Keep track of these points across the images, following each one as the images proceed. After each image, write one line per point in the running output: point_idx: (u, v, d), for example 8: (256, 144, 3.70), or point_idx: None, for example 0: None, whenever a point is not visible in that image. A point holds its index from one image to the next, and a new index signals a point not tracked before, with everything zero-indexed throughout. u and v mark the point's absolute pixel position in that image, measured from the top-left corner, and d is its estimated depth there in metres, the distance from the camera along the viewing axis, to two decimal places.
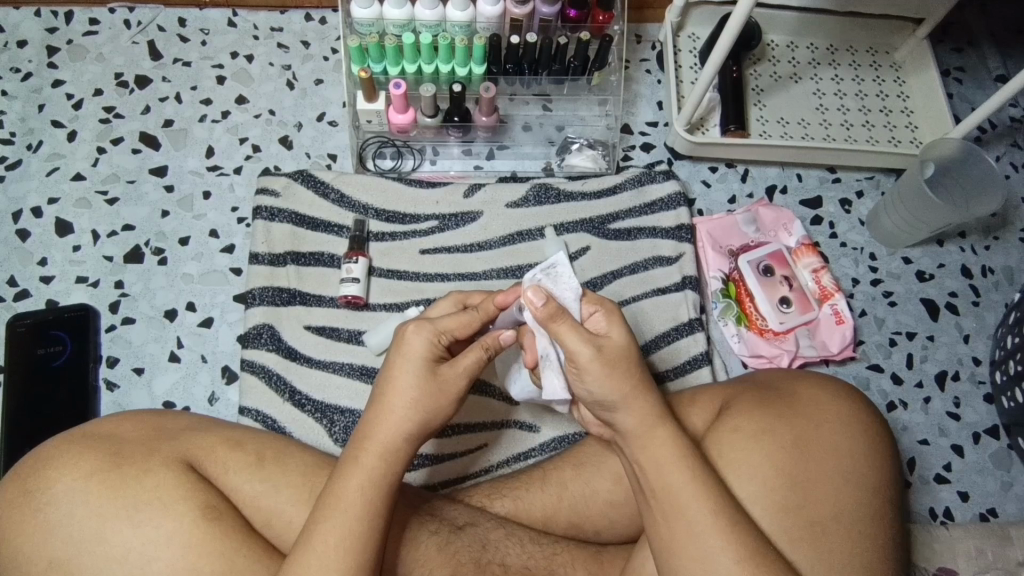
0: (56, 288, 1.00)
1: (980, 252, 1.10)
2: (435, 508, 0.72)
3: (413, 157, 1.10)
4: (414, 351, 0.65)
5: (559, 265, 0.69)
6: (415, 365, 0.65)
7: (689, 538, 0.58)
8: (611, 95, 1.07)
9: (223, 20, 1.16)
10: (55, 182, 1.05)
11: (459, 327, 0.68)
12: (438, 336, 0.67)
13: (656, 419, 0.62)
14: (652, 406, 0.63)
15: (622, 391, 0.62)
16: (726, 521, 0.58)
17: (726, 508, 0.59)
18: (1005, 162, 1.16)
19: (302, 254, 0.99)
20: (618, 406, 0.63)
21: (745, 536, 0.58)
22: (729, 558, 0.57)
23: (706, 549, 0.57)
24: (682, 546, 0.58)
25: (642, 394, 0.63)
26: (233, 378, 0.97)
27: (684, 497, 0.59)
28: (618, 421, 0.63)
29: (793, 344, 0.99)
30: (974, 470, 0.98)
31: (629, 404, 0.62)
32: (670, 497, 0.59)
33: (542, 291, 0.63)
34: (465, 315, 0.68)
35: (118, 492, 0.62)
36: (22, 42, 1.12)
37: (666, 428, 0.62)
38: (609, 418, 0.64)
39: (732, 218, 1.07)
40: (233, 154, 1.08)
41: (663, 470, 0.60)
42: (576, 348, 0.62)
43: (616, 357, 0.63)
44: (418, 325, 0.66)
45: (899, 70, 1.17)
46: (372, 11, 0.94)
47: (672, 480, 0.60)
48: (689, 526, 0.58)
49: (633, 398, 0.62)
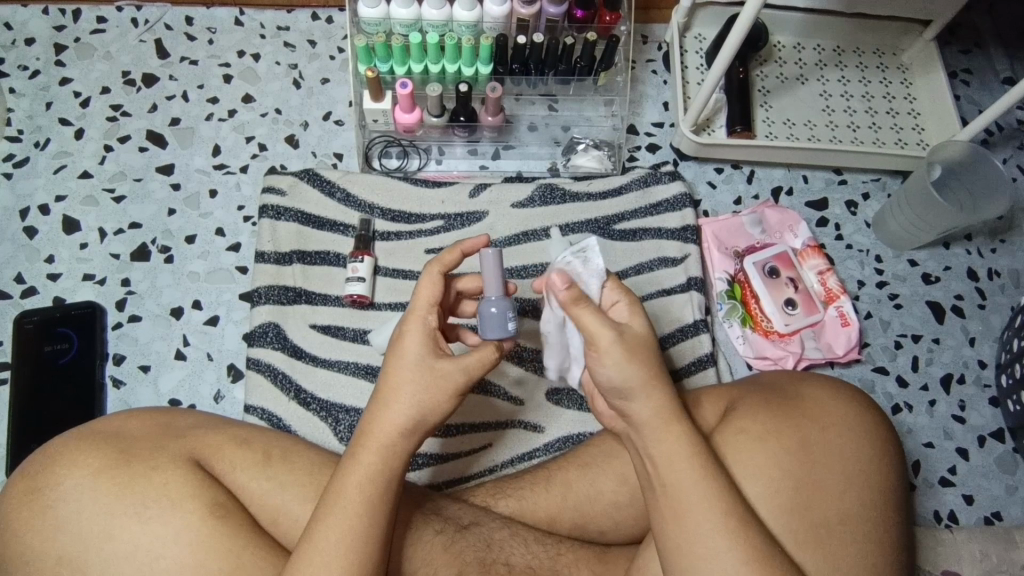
0: (63, 285, 1.00)
1: (986, 255, 1.10)
2: (440, 507, 0.72)
3: (418, 157, 1.10)
4: (421, 343, 0.65)
5: (590, 248, 0.69)
6: (417, 355, 0.64)
7: (698, 536, 0.58)
8: (617, 95, 1.07)
9: (230, 18, 1.16)
10: (62, 179, 1.06)
11: (434, 296, 0.67)
12: (428, 318, 0.66)
13: (672, 413, 0.62)
14: (667, 399, 0.63)
15: (642, 377, 0.62)
16: (735, 521, 0.58)
17: (735, 509, 0.59)
18: (1011, 165, 1.15)
19: (308, 252, 0.99)
20: (637, 393, 0.63)
21: (752, 537, 0.58)
22: (736, 557, 0.57)
23: (713, 548, 0.57)
24: (689, 546, 0.58)
25: (661, 383, 0.63)
26: (239, 377, 0.97)
27: (694, 495, 0.59)
28: (633, 413, 0.63)
29: (798, 347, 0.99)
30: (979, 472, 0.98)
31: (642, 394, 0.62)
32: (680, 494, 0.59)
33: (565, 276, 0.64)
34: (435, 277, 0.67)
35: (127, 488, 0.62)
36: (30, 40, 1.12)
37: (682, 425, 0.62)
38: (625, 407, 0.64)
39: (738, 219, 1.07)
40: (239, 153, 1.09)
41: (676, 466, 0.60)
42: (598, 331, 0.62)
43: (638, 344, 0.64)
44: (414, 320, 0.66)
45: (906, 72, 1.16)
46: (378, 11, 0.96)
47: (683, 478, 0.60)
48: (699, 525, 0.58)
49: (650, 387, 0.62)
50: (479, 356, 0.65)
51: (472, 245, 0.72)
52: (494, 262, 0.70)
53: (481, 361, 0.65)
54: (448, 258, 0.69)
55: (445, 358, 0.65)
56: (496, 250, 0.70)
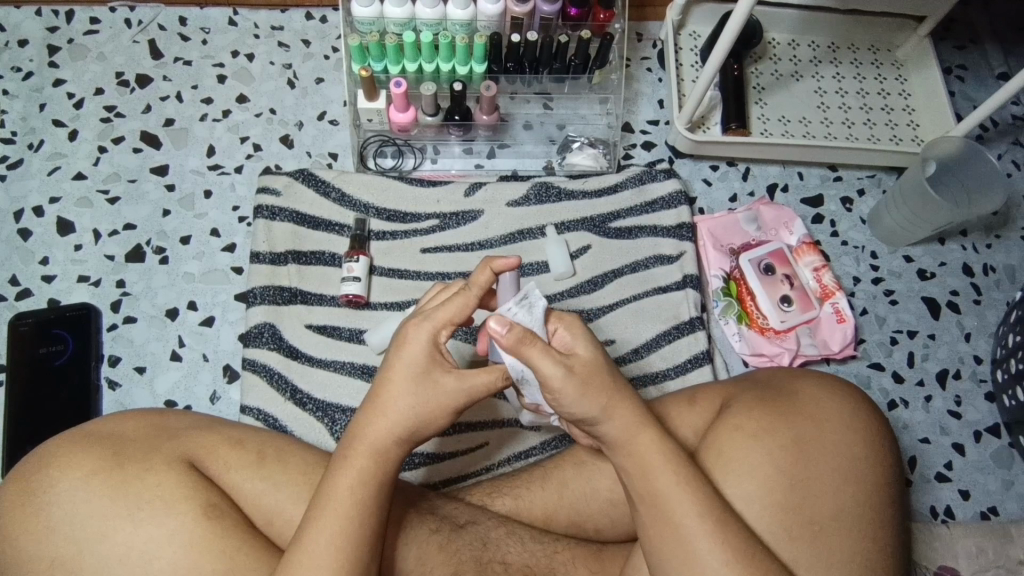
0: (57, 287, 1.00)
1: (981, 250, 1.10)
2: (436, 506, 0.72)
3: (413, 156, 1.10)
4: (418, 349, 0.64)
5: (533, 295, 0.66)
6: (418, 365, 0.63)
7: (679, 538, 0.58)
8: (611, 93, 1.07)
9: (223, 18, 1.16)
10: (56, 181, 1.05)
11: (457, 315, 0.65)
12: (439, 331, 0.65)
13: (642, 423, 0.62)
14: (635, 411, 0.62)
15: (601, 404, 0.61)
16: (715, 523, 0.58)
17: (715, 513, 0.59)
18: (1006, 160, 1.16)
19: (303, 252, 0.99)
20: (600, 418, 0.61)
21: (735, 538, 0.58)
22: (719, 559, 0.57)
23: (695, 552, 0.58)
24: (671, 549, 0.58)
25: (626, 397, 0.62)
26: (235, 377, 0.97)
27: (672, 500, 0.59)
28: (601, 430, 0.62)
29: (794, 343, 0.99)
30: (974, 468, 0.98)
31: (611, 413, 0.61)
32: (658, 499, 0.59)
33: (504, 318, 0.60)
34: (469, 302, 0.65)
35: (120, 491, 0.62)
36: (23, 42, 1.12)
37: (654, 432, 0.62)
38: (593, 429, 0.63)
39: (733, 217, 1.07)
40: (234, 153, 1.09)
41: (651, 474, 0.60)
42: (549, 373, 0.59)
43: (589, 372, 0.61)
44: (417, 321, 0.65)
45: (901, 68, 1.16)
46: (372, 10, 0.95)
47: (660, 484, 0.60)
48: (680, 529, 0.58)
49: (615, 405, 0.61)
50: (486, 379, 0.65)
51: (505, 263, 0.68)
52: (512, 288, 0.71)
53: (486, 383, 0.65)
54: (480, 280, 0.66)
55: (449, 372, 0.64)
56: (518, 276, 0.71)
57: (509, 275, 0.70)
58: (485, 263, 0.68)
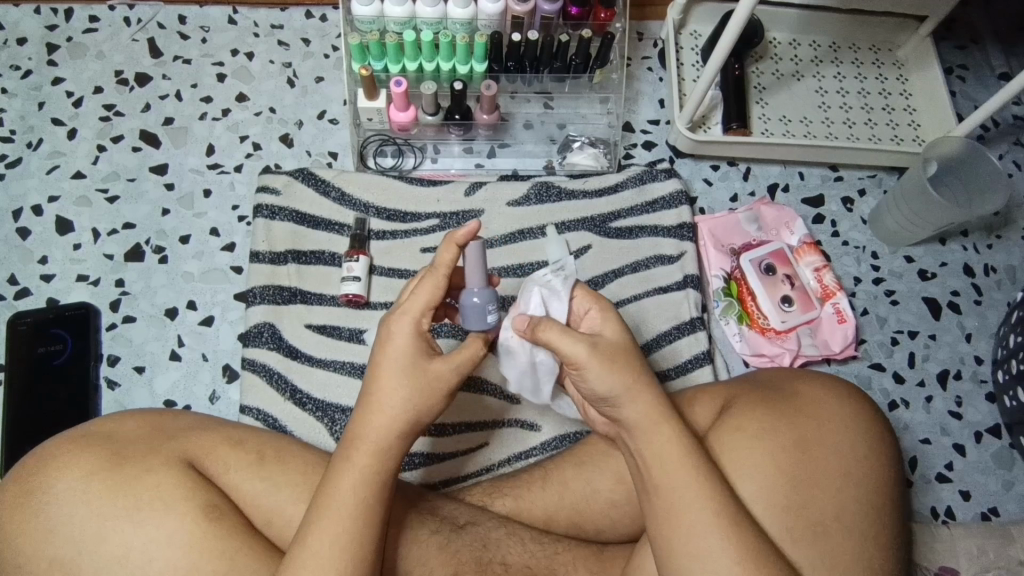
0: (57, 286, 1.00)
1: (982, 251, 1.10)
2: (436, 507, 0.72)
3: (413, 155, 1.09)
4: (404, 342, 0.64)
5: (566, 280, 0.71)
6: (408, 359, 0.63)
7: (691, 537, 0.58)
8: (612, 93, 1.07)
9: (223, 17, 1.15)
10: (55, 180, 1.05)
11: (430, 301, 0.65)
12: (420, 320, 0.65)
13: (662, 414, 0.62)
14: (657, 401, 0.62)
15: (625, 384, 0.62)
16: (729, 522, 0.58)
17: (727, 509, 0.59)
18: (1007, 161, 1.15)
19: (303, 252, 0.99)
20: (621, 400, 0.62)
21: (746, 537, 0.58)
22: (729, 557, 0.57)
23: (704, 549, 0.57)
24: (682, 547, 0.58)
25: (646, 384, 0.63)
26: (234, 377, 0.96)
27: (684, 494, 0.59)
28: (622, 414, 0.63)
29: (795, 344, 0.99)
30: (975, 469, 0.98)
31: (633, 397, 0.62)
32: (671, 494, 0.59)
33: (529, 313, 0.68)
34: (439, 282, 0.65)
35: (119, 491, 0.62)
36: (22, 39, 1.12)
37: (672, 425, 0.62)
38: (613, 412, 0.64)
39: (734, 216, 1.07)
40: (234, 152, 1.08)
41: (668, 468, 0.60)
42: (572, 349, 0.63)
43: (613, 351, 0.64)
44: (401, 314, 0.65)
45: (902, 68, 1.16)
46: (373, 9, 0.95)
47: (676, 477, 0.59)
48: (692, 525, 0.58)
49: (637, 391, 0.62)
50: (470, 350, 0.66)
51: (467, 235, 0.65)
52: (477, 258, 0.69)
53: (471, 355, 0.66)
54: (444, 260, 0.65)
55: (437, 358, 0.64)
56: (484, 249, 0.69)
57: (478, 246, 0.68)
58: (448, 239, 0.66)
